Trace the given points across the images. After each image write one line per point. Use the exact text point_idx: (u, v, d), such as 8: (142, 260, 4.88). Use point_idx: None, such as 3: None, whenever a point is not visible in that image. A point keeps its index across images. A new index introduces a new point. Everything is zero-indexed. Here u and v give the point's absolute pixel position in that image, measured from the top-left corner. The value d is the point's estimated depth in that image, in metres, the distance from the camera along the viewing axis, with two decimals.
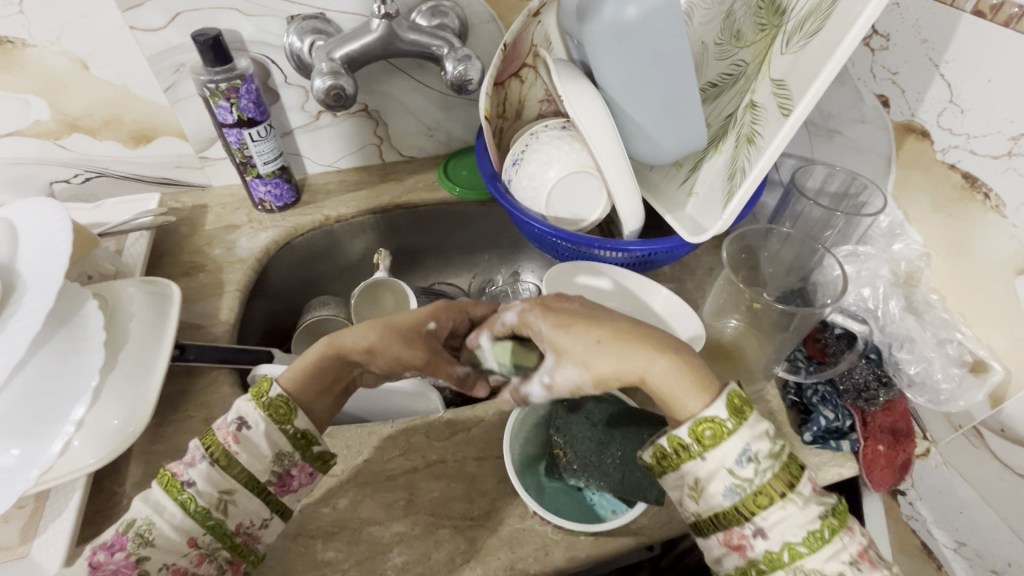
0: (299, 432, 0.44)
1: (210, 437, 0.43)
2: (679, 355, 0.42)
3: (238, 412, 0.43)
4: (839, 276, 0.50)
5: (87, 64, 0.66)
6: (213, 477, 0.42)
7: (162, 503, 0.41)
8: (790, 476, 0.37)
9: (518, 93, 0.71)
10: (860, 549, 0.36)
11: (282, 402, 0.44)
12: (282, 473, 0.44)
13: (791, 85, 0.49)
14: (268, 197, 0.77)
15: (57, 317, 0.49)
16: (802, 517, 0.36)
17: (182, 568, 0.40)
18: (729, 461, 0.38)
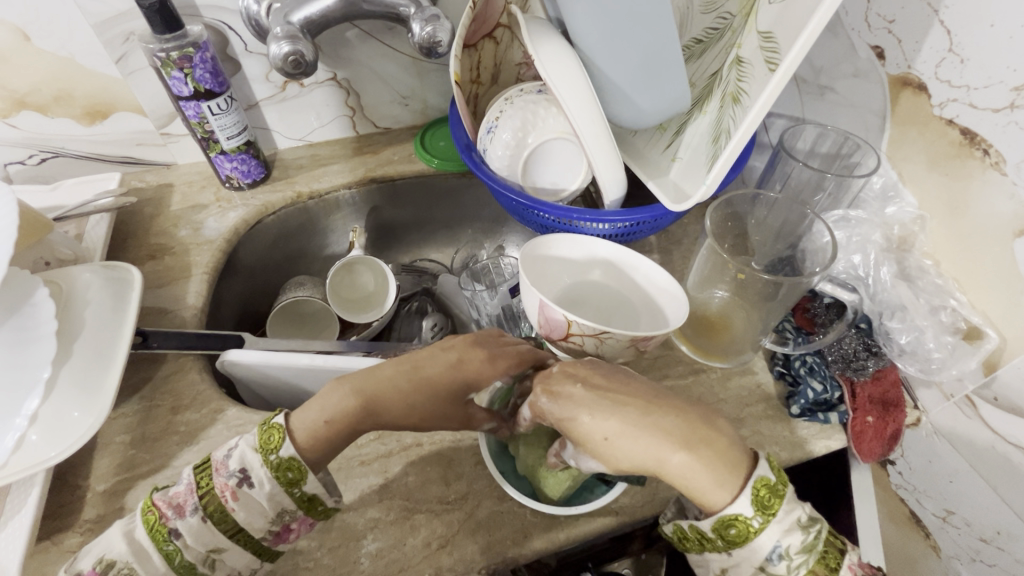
0: (304, 496, 0.40)
1: (207, 482, 0.39)
2: (700, 445, 0.38)
3: (241, 464, 0.39)
4: (829, 243, 0.48)
5: (28, 34, 0.61)
6: (202, 534, 0.39)
7: (145, 549, 0.38)
8: (826, 570, 0.36)
9: (493, 56, 0.66)
10: None
11: (291, 467, 0.39)
12: (280, 529, 0.41)
13: (779, 37, 0.46)
14: (235, 173, 0.73)
15: (5, 306, 0.47)
16: None
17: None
18: (762, 561, 0.37)
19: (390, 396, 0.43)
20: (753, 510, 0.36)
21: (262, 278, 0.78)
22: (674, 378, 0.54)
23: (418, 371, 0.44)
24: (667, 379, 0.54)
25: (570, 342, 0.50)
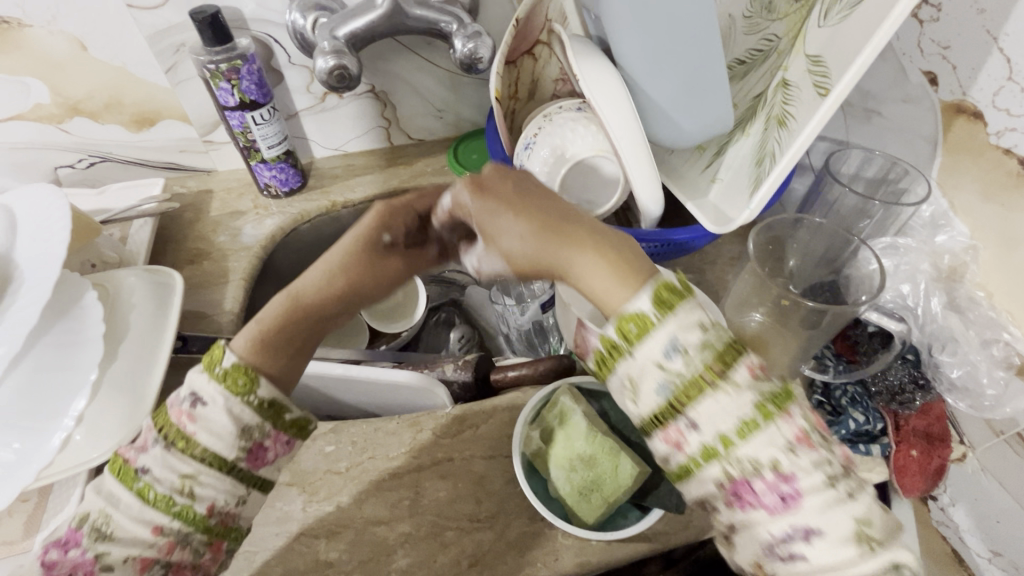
0: (263, 400, 0.37)
1: (162, 418, 0.37)
2: (619, 255, 0.34)
3: (190, 388, 0.37)
4: (876, 271, 0.47)
5: (86, 44, 0.64)
6: (170, 462, 0.35)
7: (117, 494, 0.35)
8: (724, 363, 0.30)
9: (531, 72, 0.67)
10: (800, 434, 0.29)
11: (239, 373, 0.36)
12: (254, 447, 0.37)
13: (828, 61, 0.45)
14: (273, 182, 0.74)
15: (55, 309, 0.48)
16: (734, 406, 0.29)
17: (149, 557, 0.34)
18: (656, 354, 0.30)
19: (312, 286, 0.38)
20: (650, 299, 0.31)
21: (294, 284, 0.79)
22: None
23: (325, 258, 0.39)
24: None
25: None
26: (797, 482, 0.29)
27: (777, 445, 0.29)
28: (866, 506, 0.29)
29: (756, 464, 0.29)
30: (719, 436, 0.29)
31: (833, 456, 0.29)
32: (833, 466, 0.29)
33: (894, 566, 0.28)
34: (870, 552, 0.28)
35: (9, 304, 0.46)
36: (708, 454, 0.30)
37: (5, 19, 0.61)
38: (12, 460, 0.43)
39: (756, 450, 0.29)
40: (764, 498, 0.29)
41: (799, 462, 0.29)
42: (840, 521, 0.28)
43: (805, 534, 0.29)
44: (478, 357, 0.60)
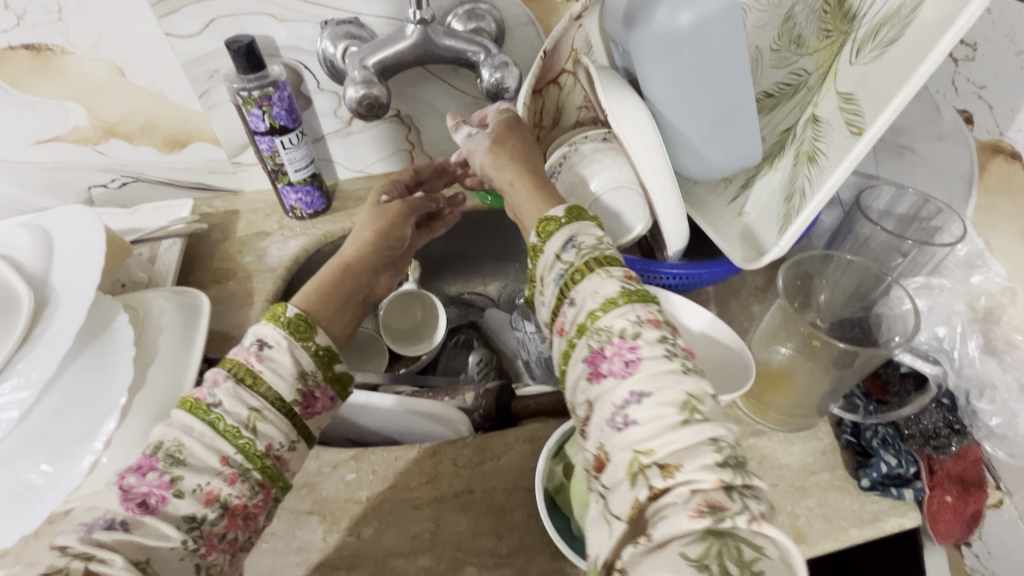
0: (320, 348, 0.47)
1: (230, 362, 0.43)
2: (545, 185, 0.51)
3: (257, 336, 0.45)
4: (910, 311, 0.46)
5: (124, 70, 0.65)
6: (240, 396, 0.42)
7: (189, 425, 0.40)
8: (604, 258, 0.40)
9: (556, 100, 0.67)
10: (649, 317, 0.37)
11: (301, 321, 0.47)
12: (307, 394, 0.45)
13: (861, 100, 0.45)
14: (299, 204, 0.76)
15: (88, 331, 0.49)
16: (603, 287, 0.39)
17: (215, 487, 0.39)
18: (558, 249, 0.43)
19: (355, 251, 0.58)
20: (562, 212, 0.45)
21: None
22: None
23: (359, 230, 0.61)
24: None
25: None
26: (639, 351, 0.35)
27: (629, 318, 0.37)
28: (699, 386, 0.34)
29: (611, 331, 0.37)
30: (589, 314, 0.38)
31: (668, 332, 0.36)
32: (678, 354, 0.36)
33: (713, 439, 0.31)
34: (693, 419, 0.32)
35: (44, 328, 0.47)
36: (581, 329, 0.38)
37: (47, 46, 0.62)
38: (41, 483, 0.44)
39: (611, 318, 0.37)
40: (614, 367, 0.35)
41: (645, 335, 0.36)
42: (670, 388, 0.33)
43: (637, 396, 0.34)
44: (498, 386, 0.59)
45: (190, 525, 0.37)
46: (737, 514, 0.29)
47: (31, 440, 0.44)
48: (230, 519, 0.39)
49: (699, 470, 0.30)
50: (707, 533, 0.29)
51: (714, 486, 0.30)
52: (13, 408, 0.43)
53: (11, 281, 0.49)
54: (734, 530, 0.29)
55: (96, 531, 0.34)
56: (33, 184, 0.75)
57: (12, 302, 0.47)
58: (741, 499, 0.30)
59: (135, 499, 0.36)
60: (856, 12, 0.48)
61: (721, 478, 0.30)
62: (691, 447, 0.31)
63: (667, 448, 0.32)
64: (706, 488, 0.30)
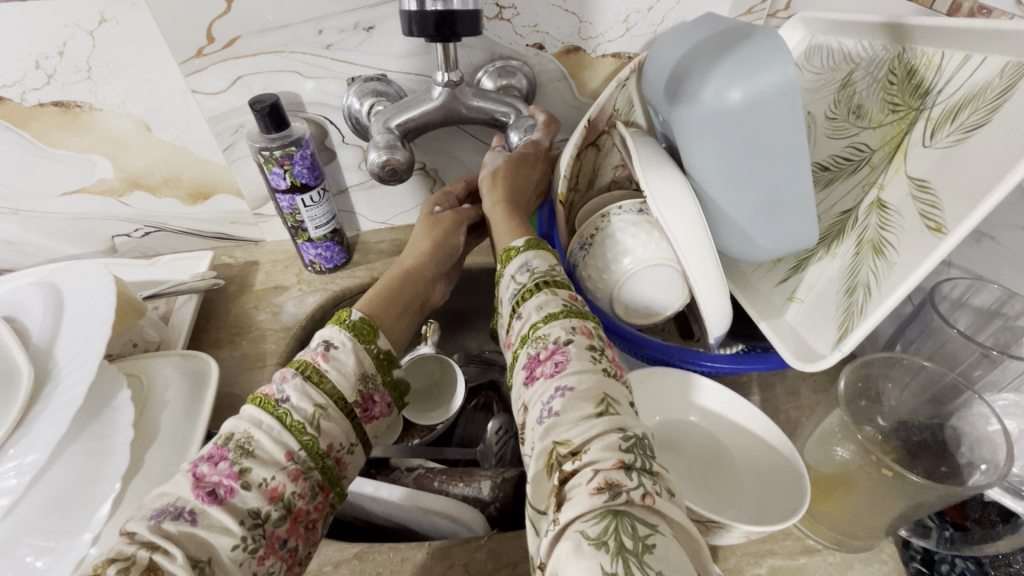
0: (381, 351, 0.49)
1: (297, 361, 0.45)
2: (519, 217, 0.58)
3: (324, 337, 0.47)
4: (998, 434, 0.40)
5: (150, 125, 0.65)
6: (307, 392, 0.43)
7: (258, 419, 0.41)
8: (555, 283, 0.46)
9: (593, 162, 0.64)
10: (583, 327, 0.42)
11: (365, 325, 0.49)
12: (366, 396, 0.46)
13: (938, 191, 0.40)
14: (318, 259, 0.73)
15: (88, 410, 0.47)
16: (551, 301, 0.44)
17: (279, 483, 0.39)
18: (514, 272, 0.49)
19: (414, 259, 0.62)
20: (523, 242, 0.51)
21: None
22: (781, 557, 0.46)
23: (417, 239, 0.64)
24: (772, 558, 0.46)
25: None
26: (568, 353, 0.40)
27: (567, 327, 0.42)
28: (617, 389, 0.38)
29: (547, 338, 0.41)
30: (531, 326, 0.43)
31: (598, 341, 0.41)
32: (603, 360, 0.40)
33: (620, 428, 0.35)
34: (606, 412, 0.36)
35: (42, 407, 0.45)
36: (524, 339, 0.43)
37: (77, 103, 0.62)
38: None
39: (549, 328, 0.42)
40: (546, 368, 0.40)
41: (575, 341, 0.41)
42: (590, 386, 0.37)
43: (559, 391, 0.38)
44: (517, 475, 0.56)
45: (254, 522, 0.37)
46: (633, 490, 0.31)
47: (17, 530, 0.42)
48: (291, 522, 0.39)
49: (603, 451, 0.34)
50: (606, 511, 0.31)
51: (614, 466, 0.33)
52: (3, 495, 0.41)
53: (16, 353, 0.47)
54: (630, 505, 0.31)
55: (165, 522, 0.35)
56: (58, 233, 0.75)
57: (11, 378, 0.45)
58: (640, 478, 0.32)
59: (206, 488, 0.37)
60: (928, 86, 0.44)
61: (621, 459, 0.33)
62: (599, 434, 0.35)
63: (580, 435, 0.35)
64: (607, 468, 0.33)
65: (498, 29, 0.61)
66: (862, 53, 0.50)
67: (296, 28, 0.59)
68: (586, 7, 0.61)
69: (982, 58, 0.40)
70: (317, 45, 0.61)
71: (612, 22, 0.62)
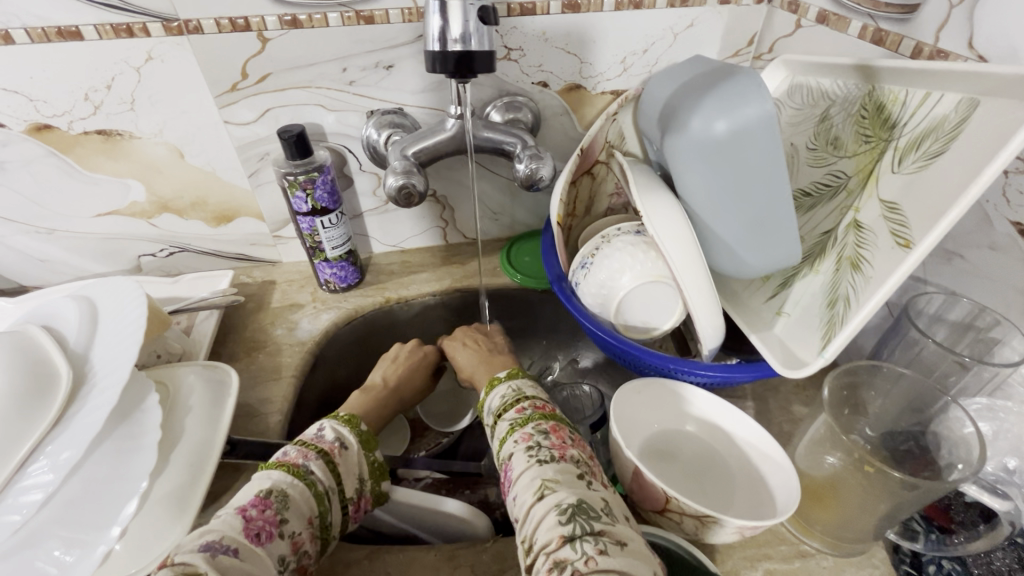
0: (377, 459, 0.52)
1: (315, 444, 0.48)
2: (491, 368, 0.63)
3: (337, 435, 0.50)
4: (973, 436, 0.42)
5: (183, 152, 0.70)
6: (327, 471, 0.47)
7: (289, 480, 0.44)
8: (502, 407, 0.49)
9: (589, 189, 0.69)
10: (525, 433, 0.45)
11: (365, 438, 0.52)
12: (358, 494, 0.49)
13: (906, 211, 0.44)
14: (333, 278, 0.77)
15: (120, 411, 0.50)
16: (500, 428, 0.47)
17: (302, 539, 0.43)
18: (483, 418, 0.52)
19: (387, 374, 0.66)
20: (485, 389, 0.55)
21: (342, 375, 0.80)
22: (776, 561, 0.48)
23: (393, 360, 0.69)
24: (767, 562, 0.48)
25: (666, 515, 0.46)
26: (511, 465, 0.44)
27: (512, 443, 0.45)
28: (552, 470, 0.42)
29: (501, 463, 0.45)
30: (495, 457, 0.47)
31: (537, 440, 0.44)
32: (541, 451, 0.43)
33: (555, 504, 0.39)
34: (543, 495, 0.40)
35: (78, 408, 0.48)
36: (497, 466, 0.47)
37: (119, 131, 0.67)
38: (52, 573, 0.43)
39: (502, 451, 0.46)
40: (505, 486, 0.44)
41: (516, 451, 0.44)
42: (526, 482, 0.41)
43: (515, 498, 0.42)
44: None
45: (280, 569, 0.40)
46: (576, 561, 0.35)
47: (49, 523, 0.44)
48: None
49: (548, 533, 0.38)
50: None
51: (558, 544, 0.37)
52: (37, 490, 0.43)
53: (55, 357, 0.50)
54: (574, 574, 0.35)
55: (216, 554, 0.37)
56: (88, 252, 0.79)
57: (51, 380, 0.48)
58: (582, 546, 0.36)
59: (255, 529, 0.40)
60: (895, 119, 0.49)
61: (562, 534, 0.37)
62: (542, 519, 0.39)
63: (531, 527, 0.39)
64: (553, 549, 0.37)
65: (506, 68, 0.67)
66: (838, 91, 0.55)
67: (322, 66, 0.65)
68: (587, 50, 0.67)
69: (941, 94, 0.44)
70: (341, 82, 0.66)
71: (611, 63, 0.68)
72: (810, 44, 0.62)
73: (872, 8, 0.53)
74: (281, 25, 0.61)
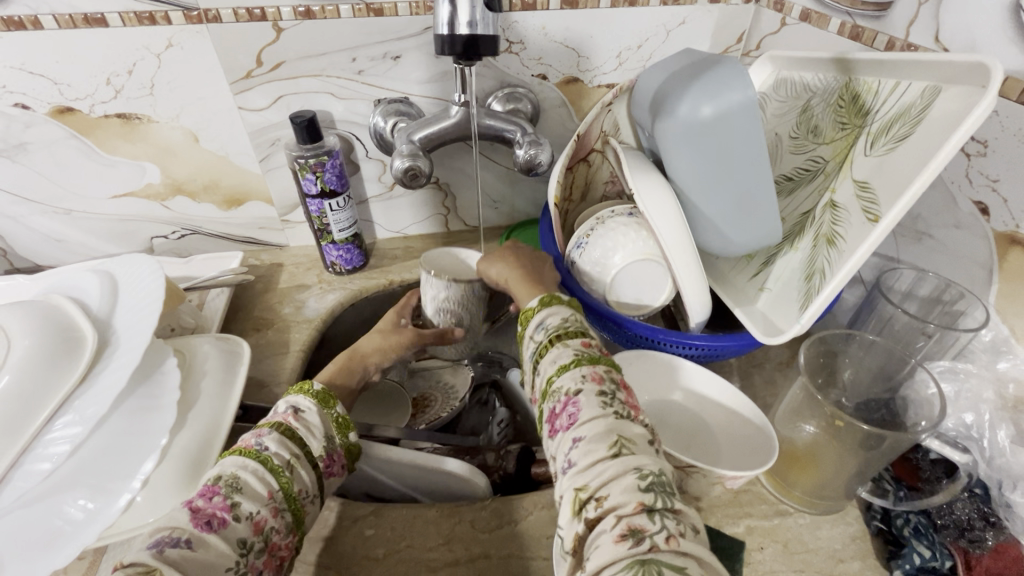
0: (341, 414, 0.52)
1: (268, 421, 0.48)
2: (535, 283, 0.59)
3: (290, 404, 0.51)
4: (936, 396, 0.46)
5: (198, 137, 0.73)
6: (283, 442, 0.46)
7: (241, 462, 0.44)
8: (563, 334, 0.48)
9: (585, 176, 0.73)
10: (594, 373, 0.43)
11: (322, 396, 0.53)
12: (329, 453, 0.49)
13: (876, 189, 0.48)
14: (339, 260, 0.80)
15: (140, 373, 0.52)
16: (562, 355, 0.45)
17: (263, 517, 0.42)
18: (532, 331, 0.51)
19: (367, 347, 0.65)
20: (536, 301, 0.53)
21: None
22: (756, 518, 0.51)
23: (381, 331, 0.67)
24: (748, 519, 0.51)
25: None
26: (579, 403, 0.41)
27: (577, 376, 0.43)
28: (629, 429, 0.39)
29: (559, 391, 0.43)
30: (548, 380, 0.45)
31: (609, 384, 0.42)
32: (615, 404, 0.41)
33: (635, 467, 0.37)
34: (620, 453, 0.38)
35: (103, 368, 0.51)
36: (545, 393, 0.45)
37: (138, 115, 0.70)
38: (78, 519, 0.46)
39: (561, 380, 0.44)
40: (561, 421, 0.42)
41: (585, 389, 0.42)
42: (601, 430, 0.39)
43: (574, 442, 0.40)
44: (519, 449, 0.62)
45: (241, 551, 0.40)
46: (656, 534, 0.33)
47: (74, 474, 0.47)
48: (267, 555, 0.42)
49: (623, 496, 0.35)
50: (633, 560, 0.32)
51: (635, 510, 0.34)
52: (64, 442, 0.46)
53: (80, 322, 0.53)
54: (655, 551, 0.32)
55: (165, 548, 0.37)
56: (103, 233, 0.82)
57: (77, 341, 0.51)
58: (663, 521, 0.34)
59: (203, 518, 0.40)
60: (869, 107, 0.52)
61: (642, 502, 0.35)
62: (617, 478, 0.36)
63: (598, 482, 0.37)
64: (629, 514, 0.34)
65: (508, 61, 0.70)
66: (817, 84, 0.59)
67: (333, 56, 0.68)
68: (585, 44, 0.71)
69: (908, 83, 0.48)
70: (351, 71, 0.70)
71: (607, 57, 0.72)
72: (793, 40, 0.66)
73: (849, 6, 0.57)
74: (296, 16, 0.65)
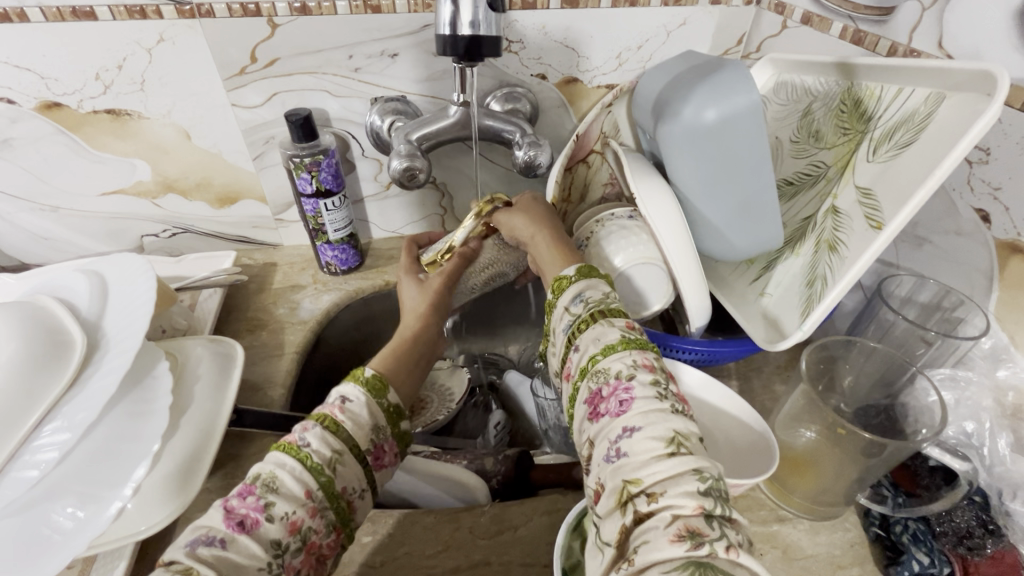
0: (390, 404, 0.51)
1: (316, 414, 0.47)
2: (566, 246, 0.57)
3: (340, 393, 0.49)
4: (938, 404, 0.46)
5: (190, 134, 0.71)
6: (326, 438, 0.45)
7: (281, 460, 0.43)
8: (608, 312, 0.46)
9: (584, 177, 0.72)
10: (644, 360, 0.42)
11: (376, 380, 0.51)
12: (376, 445, 0.48)
13: (878, 196, 0.48)
14: (334, 261, 0.79)
15: (132, 377, 0.51)
16: (607, 334, 0.44)
17: (299, 517, 0.40)
18: (567, 302, 0.49)
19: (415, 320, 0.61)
20: (573, 271, 0.52)
21: (341, 356, 0.82)
22: (755, 524, 0.51)
23: (414, 301, 0.64)
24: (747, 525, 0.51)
25: None
26: (633, 390, 0.40)
27: (626, 361, 0.42)
28: (685, 425, 0.38)
29: (608, 372, 0.42)
30: (591, 359, 0.44)
31: (660, 376, 0.41)
32: (669, 397, 0.40)
33: (695, 469, 0.35)
34: (678, 452, 0.36)
35: (93, 372, 0.49)
36: (586, 371, 0.44)
37: (127, 111, 0.68)
38: (68, 528, 0.45)
39: (609, 361, 0.42)
40: (611, 406, 0.40)
41: (639, 377, 0.41)
42: (657, 424, 0.37)
43: (627, 430, 0.38)
44: (517, 453, 0.61)
45: (276, 552, 0.39)
46: (715, 541, 0.32)
47: (63, 481, 0.46)
48: (305, 554, 0.41)
49: (681, 496, 0.34)
50: (688, 561, 0.31)
51: (694, 513, 0.33)
52: (52, 449, 0.45)
53: (68, 325, 0.52)
54: (713, 557, 0.31)
55: (200, 548, 0.37)
56: (92, 232, 0.80)
57: (66, 345, 0.50)
58: (721, 529, 0.33)
59: (237, 518, 0.39)
60: (871, 113, 0.52)
61: (701, 505, 0.34)
62: (675, 477, 0.35)
63: (653, 477, 0.35)
64: (686, 514, 0.33)
65: (507, 60, 0.70)
66: (819, 88, 0.58)
67: (329, 53, 0.67)
68: (585, 44, 0.70)
69: (912, 89, 0.48)
70: (347, 68, 0.69)
71: (606, 58, 0.72)
72: (794, 44, 0.66)
73: (852, 10, 0.57)
74: (291, 11, 0.63)
